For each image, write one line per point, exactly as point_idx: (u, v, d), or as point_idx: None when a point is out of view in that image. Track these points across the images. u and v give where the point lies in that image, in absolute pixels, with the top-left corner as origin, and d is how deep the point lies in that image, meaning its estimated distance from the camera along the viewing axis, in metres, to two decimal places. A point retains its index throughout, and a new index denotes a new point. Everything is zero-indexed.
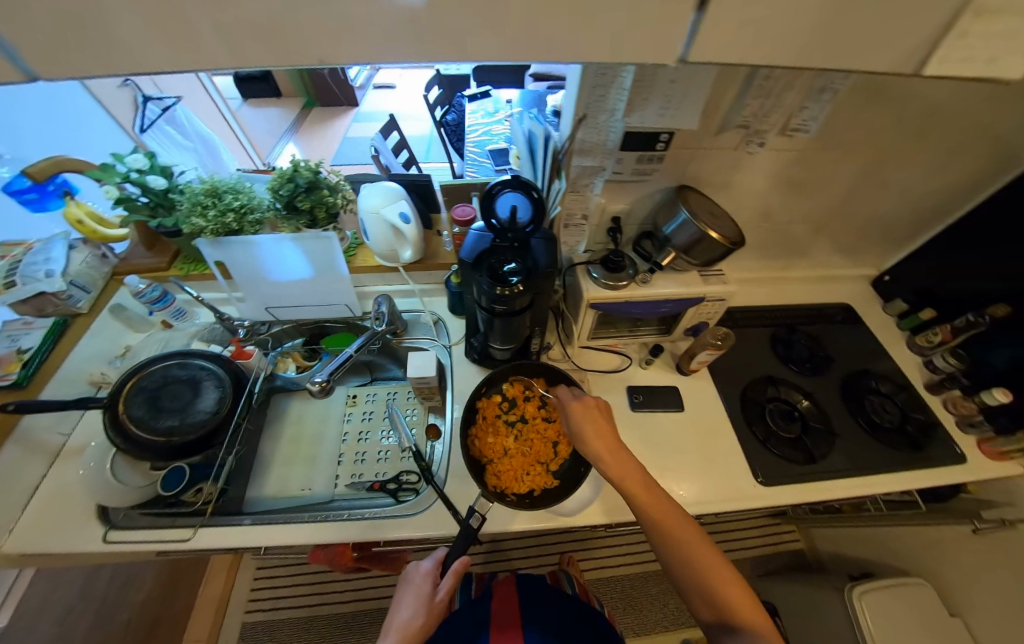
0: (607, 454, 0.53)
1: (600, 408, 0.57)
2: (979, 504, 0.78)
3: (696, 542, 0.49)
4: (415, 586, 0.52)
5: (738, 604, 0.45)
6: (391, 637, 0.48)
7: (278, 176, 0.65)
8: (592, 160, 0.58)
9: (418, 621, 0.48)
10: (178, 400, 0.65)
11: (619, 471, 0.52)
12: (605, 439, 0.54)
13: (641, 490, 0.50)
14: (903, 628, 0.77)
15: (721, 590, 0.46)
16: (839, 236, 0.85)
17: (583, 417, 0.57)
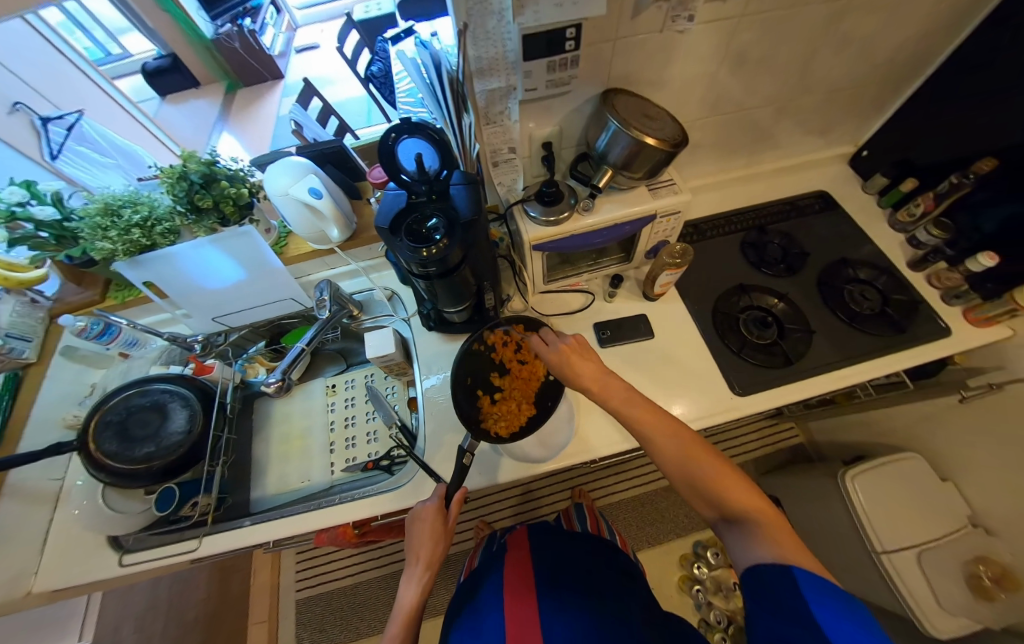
0: (590, 381, 0.51)
1: (579, 345, 0.53)
2: (967, 373, 0.77)
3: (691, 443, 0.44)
4: (420, 522, 0.50)
5: (745, 501, 0.39)
6: (415, 568, 0.48)
7: (165, 175, 0.58)
8: (498, 80, 0.50)
9: (438, 550, 0.49)
10: (147, 427, 0.64)
11: (601, 389, 0.50)
12: (585, 367, 0.51)
13: (626, 403, 0.48)
14: (893, 500, 0.80)
15: (723, 485, 0.40)
16: (803, 116, 0.76)
17: (562, 361, 0.53)
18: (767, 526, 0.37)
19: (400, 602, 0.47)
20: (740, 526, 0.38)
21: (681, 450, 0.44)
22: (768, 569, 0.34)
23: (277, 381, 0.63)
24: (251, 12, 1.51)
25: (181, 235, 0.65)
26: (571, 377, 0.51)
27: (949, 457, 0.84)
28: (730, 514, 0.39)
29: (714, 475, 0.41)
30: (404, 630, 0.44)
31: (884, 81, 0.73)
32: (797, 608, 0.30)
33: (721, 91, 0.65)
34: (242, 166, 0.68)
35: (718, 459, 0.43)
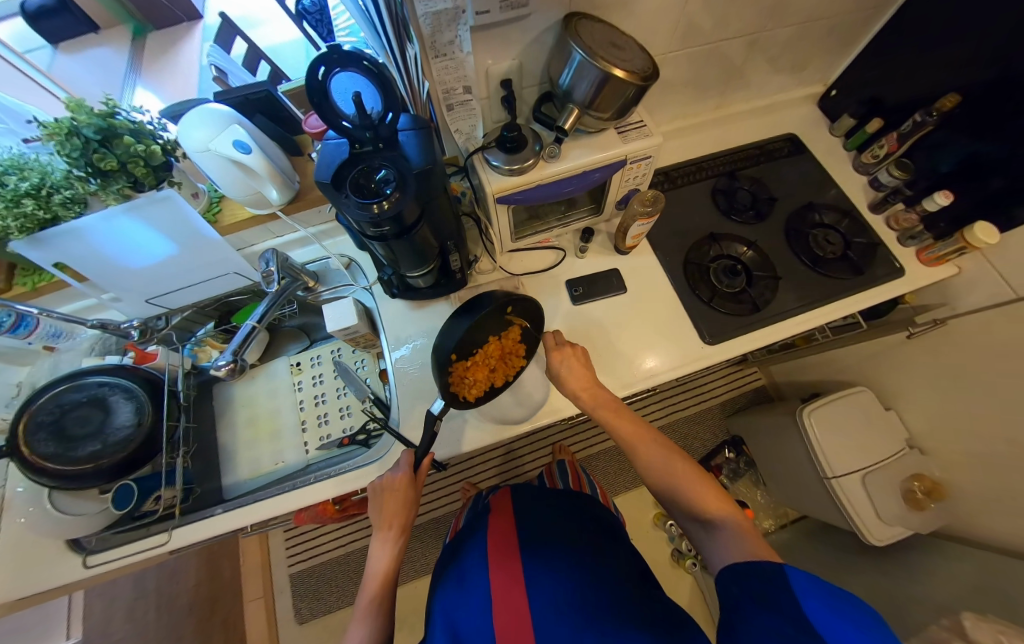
0: (582, 390, 0.54)
1: (580, 353, 0.56)
2: (914, 311, 0.82)
3: (669, 455, 0.49)
4: (387, 492, 0.50)
5: (715, 505, 0.44)
6: (385, 532, 0.49)
7: (46, 129, 0.46)
8: (444, 0, 0.42)
9: (404, 515, 0.50)
10: (88, 424, 0.59)
11: (594, 399, 0.54)
12: (579, 375, 0.54)
13: (614, 415, 0.53)
14: (844, 431, 0.87)
15: (695, 490, 0.45)
16: (774, 50, 0.72)
17: (559, 363, 0.55)
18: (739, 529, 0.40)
19: (372, 567, 0.49)
20: (714, 530, 0.42)
21: (661, 457, 0.49)
22: (756, 567, 0.34)
23: (229, 363, 0.57)
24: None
25: (88, 204, 0.56)
26: (568, 383, 0.54)
27: (894, 388, 0.91)
28: (705, 518, 0.44)
29: (689, 483, 0.46)
30: (380, 590, 0.47)
31: (858, 11, 0.69)
32: (788, 601, 0.30)
33: (694, 20, 0.59)
34: (150, 118, 0.57)
35: (694, 468, 0.48)
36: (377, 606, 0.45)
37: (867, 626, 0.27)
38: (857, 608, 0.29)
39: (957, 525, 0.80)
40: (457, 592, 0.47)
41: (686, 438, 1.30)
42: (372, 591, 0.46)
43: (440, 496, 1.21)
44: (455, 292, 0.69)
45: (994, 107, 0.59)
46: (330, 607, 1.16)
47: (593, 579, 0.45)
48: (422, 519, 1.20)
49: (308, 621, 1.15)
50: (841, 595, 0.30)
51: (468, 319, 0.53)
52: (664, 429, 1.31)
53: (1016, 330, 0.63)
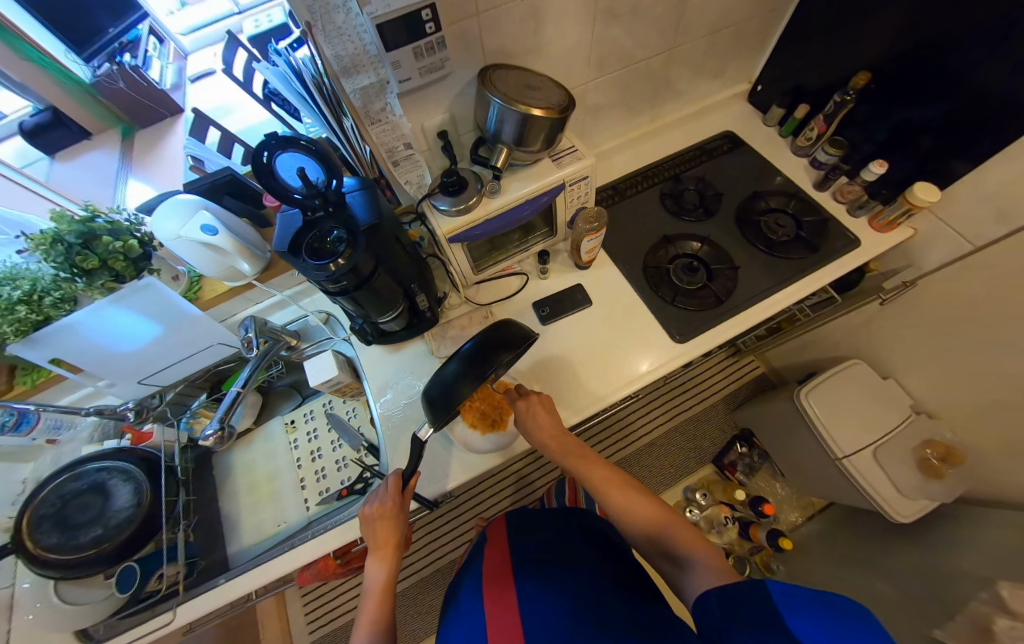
0: (551, 441, 0.54)
1: (545, 404, 0.56)
2: (884, 276, 0.83)
3: (643, 503, 0.49)
4: (380, 518, 0.50)
5: (689, 542, 0.43)
6: (376, 549, 0.50)
7: (33, 242, 0.51)
8: (367, 76, 0.48)
9: (397, 531, 0.51)
10: (89, 510, 0.60)
11: (562, 448, 0.54)
12: (546, 425, 0.54)
13: (581, 462, 0.54)
14: (843, 407, 0.86)
15: (668, 530, 0.45)
16: (693, 59, 0.78)
17: (525, 415, 0.55)
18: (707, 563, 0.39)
19: (370, 584, 0.49)
20: (689, 568, 0.40)
21: (635, 500, 0.49)
22: (742, 586, 0.31)
23: (216, 431, 0.60)
24: (128, 46, 0.86)
25: (79, 300, 0.60)
26: (535, 437, 0.55)
27: (886, 354, 0.90)
28: (681, 558, 0.42)
29: (667, 525, 0.46)
30: (378, 608, 0.47)
31: (761, 12, 0.74)
32: (768, 613, 0.28)
33: (605, 50, 0.65)
34: (126, 217, 0.62)
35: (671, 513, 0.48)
36: (378, 621, 0.45)
37: (853, 636, 0.24)
38: (844, 615, 0.26)
39: (982, 488, 0.77)
40: (456, 625, 0.46)
41: (694, 438, 1.27)
42: (371, 611, 0.46)
43: (454, 535, 1.19)
44: (428, 330, 0.71)
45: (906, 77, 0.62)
46: None
47: (586, 592, 0.44)
48: (440, 561, 1.17)
49: None
50: (824, 601, 0.28)
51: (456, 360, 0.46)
52: (671, 431, 1.28)
53: (983, 280, 0.63)
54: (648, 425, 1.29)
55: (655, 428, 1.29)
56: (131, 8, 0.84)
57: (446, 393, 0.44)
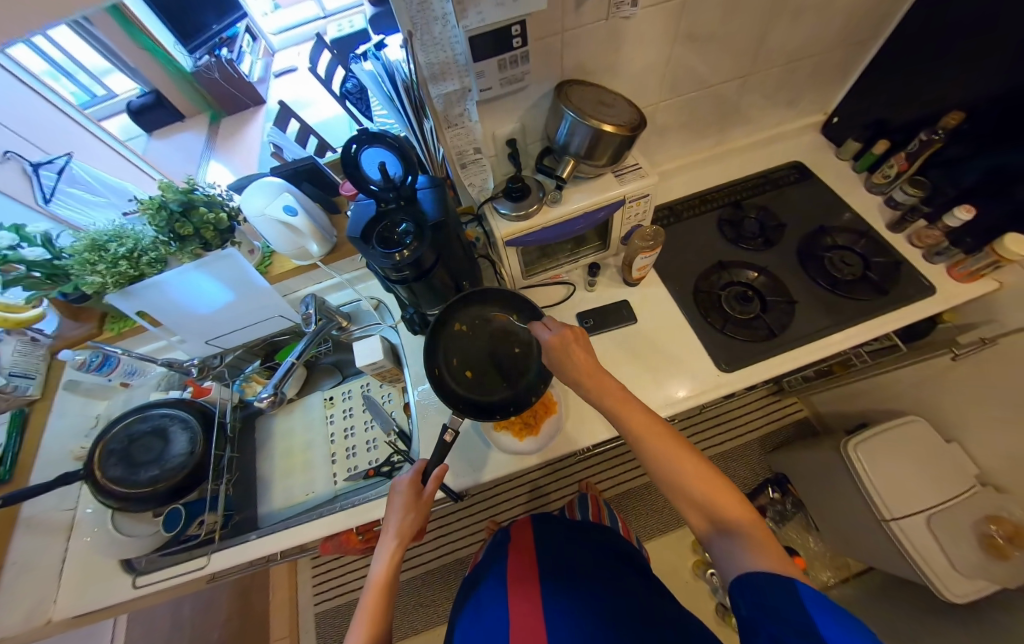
0: (585, 376, 0.47)
1: (578, 336, 0.50)
2: (959, 330, 0.77)
3: (689, 454, 0.41)
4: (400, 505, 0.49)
5: (732, 509, 0.37)
6: (387, 538, 0.47)
7: (143, 206, 0.60)
8: (452, 83, 0.51)
9: (409, 520, 0.49)
10: (150, 451, 0.66)
11: (595, 384, 0.47)
12: (581, 360, 0.48)
13: (617, 402, 0.45)
14: (896, 465, 0.80)
15: (708, 490, 0.38)
16: (768, 87, 0.76)
17: (561, 348, 0.49)
18: (755, 538, 0.35)
19: (373, 575, 0.46)
20: (728, 536, 0.36)
21: (672, 449, 0.41)
22: (763, 578, 0.31)
23: (270, 395, 0.64)
24: (227, 42, 0.99)
25: (169, 262, 0.67)
26: (565, 371, 0.49)
27: (952, 414, 0.83)
28: (721, 523, 0.37)
29: (710, 484, 0.39)
30: (380, 600, 0.44)
31: (845, 43, 0.72)
32: (797, 625, 0.27)
33: (679, 73, 0.65)
34: (221, 191, 0.70)
35: (715, 472, 0.40)
36: (379, 615, 0.43)
37: None
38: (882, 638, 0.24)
39: None
40: (476, 619, 0.46)
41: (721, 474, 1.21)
42: (372, 604, 0.43)
43: (464, 533, 1.19)
44: None
45: (1006, 121, 0.58)
46: None
47: (611, 598, 0.44)
48: (445, 559, 1.17)
49: None
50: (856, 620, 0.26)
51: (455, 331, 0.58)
52: None
53: None
54: None
55: None
56: (233, 10, 0.97)
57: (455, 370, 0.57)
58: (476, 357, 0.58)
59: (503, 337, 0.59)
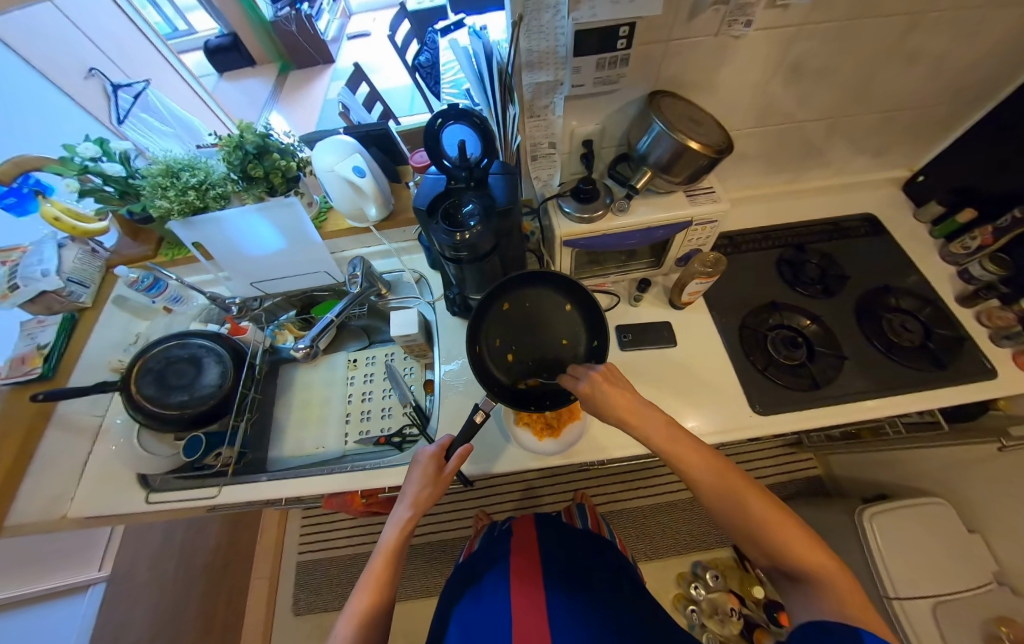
0: (627, 417, 0.44)
1: (611, 374, 0.47)
2: (1010, 420, 0.73)
3: (755, 500, 0.39)
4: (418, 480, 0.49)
5: (808, 557, 0.35)
6: (402, 507, 0.49)
7: (223, 142, 0.61)
8: (546, 74, 0.50)
9: (426, 493, 0.49)
10: (183, 377, 0.69)
11: (641, 424, 0.44)
12: (621, 400, 0.44)
13: (670, 447, 0.43)
14: (910, 544, 0.77)
15: (777, 539, 0.37)
16: (859, 133, 0.73)
17: (596, 393, 0.45)
18: (836, 590, 0.33)
19: (383, 539, 0.48)
20: (805, 587, 0.35)
21: (728, 499, 0.40)
22: (818, 626, 0.31)
23: (305, 347, 0.66)
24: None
25: (232, 201, 0.69)
26: (604, 411, 0.45)
27: (982, 505, 0.79)
28: (794, 573, 0.36)
29: (780, 532, 0.37)
30: (387, 565, 0.46)
31: (952, 101, 0.69)
32: None
33: (771, 103, 0.63)
34: (294, 142, 0.71)
35: (785, 518, 0.38)
36: (384, 578, 0.45)
37: None
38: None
39: None
40: (476, 606, 0.48)
41: None
42: (379, 567, 0.46)
43: (452, 517, 1.21)
44: None
45: None
46: (326, 605, 1.17)
47: (610, 613, 0.46)
48: (429, 538, 1.19)
49: (304, 614, 1.16)
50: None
51: (496, 308, 0.54)
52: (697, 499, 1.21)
53: None
54: (674, 483, 1.23)
55: (680, 489, 1.22)
56: None
57: (499, 358, 0.54)
58: (523, 343, 0.54)
59: (562, 326, 0.55)
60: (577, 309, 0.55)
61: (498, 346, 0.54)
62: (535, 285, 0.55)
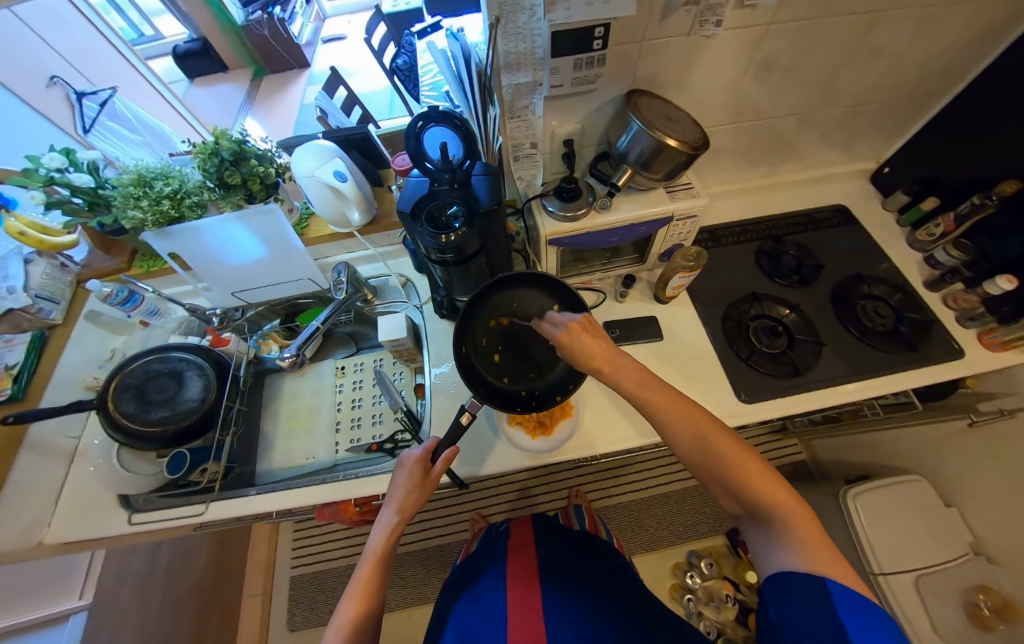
0: (602, 363, 0.45)
1: (588, 324, 0.47)
2: (978, 397, 0.76)
3: (724, 440, 0.39)
4: (405, 484, 0.49)
5: (770, 493, 0.36)
6: (388, 512, 0.48)
7: (197, 149, 0.59)
8: (525, 75, 0.51)
9: (413, 498, 0.49)
10: (164, 392, 0.66)
11: (614, 370, 0.45)
12: (594, 348, 0.45)
13: (639, 389, 0.44)
14: (893, 520, 0.80)
15: (742, 478, 0.37)
16: (828, 127, 0.76)
17: (570, 341, 0.46)
18: (797, 528, 0.34)
19: (372, 545, 0.48)
20: (767, 523, 0.35)
21: (696, 438, 0.40)
22: (794, 577, 0.32)
23: (292, 356, 0.65)
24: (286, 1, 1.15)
25: (208, 209, 0.67)
26: (578, 357, 0.45)
27: (956, 479, 0.83)
28: (757, 512, 0.36)
29: (745, 471, 0.38)
30: (375, 572, 0.46)
31: (912, 96, 0.72)
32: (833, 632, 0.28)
33: (744, 100, 0.65)
34: (270, 146, 0.69)
35: (754, 459, 0.39)
36: (373, 585, 0.45)
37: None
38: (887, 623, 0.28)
39: None
40: (474, 609, 0.48)
41: (711, 504, 1.21)
42: (368, 573, 0.45)
43: (448, 522, 1.20)
44: None
45: None
46: (323, 619, 1.14)
47: (610, 614, 0.46)
48: (427, 544, 1.18)
49: (300, 630, 1.14)
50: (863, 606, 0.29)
51: (484, 309, 0.54)
52: (690, 489, 1.23)
53: None
54: (666, 475, 1.25)
55: (673, 480, 1.24)
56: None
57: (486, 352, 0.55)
58: (512, 345, 0.55)
59: (547, 327, 0.55)
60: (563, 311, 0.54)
61: (482, 343, 0.54)
62: (518, 288, 0.54)
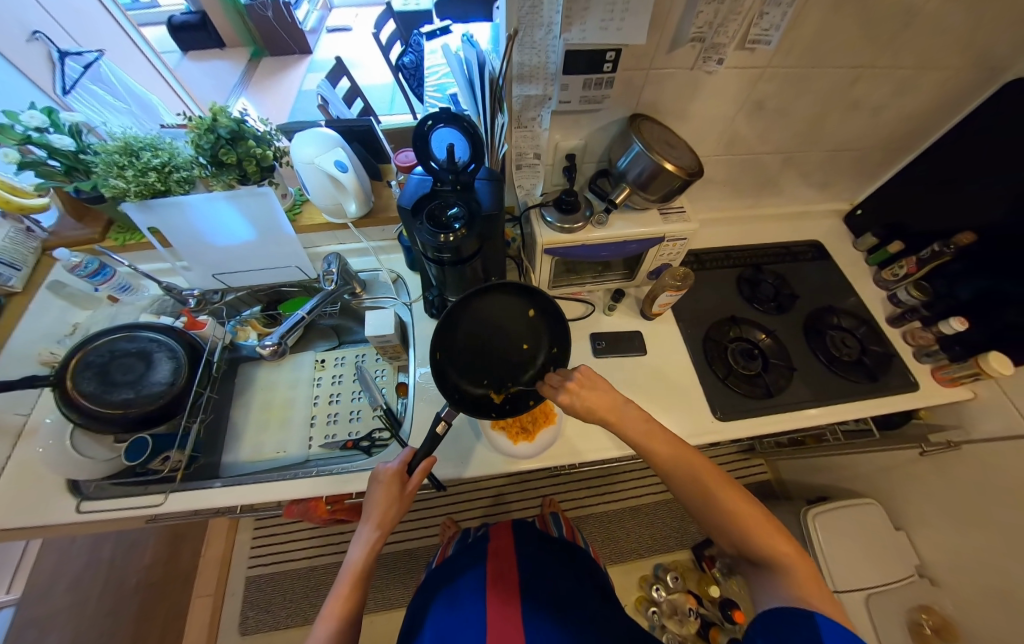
0: (607, 415, 0.47)
1: (585, 378, 0.49)
2: (928, 429, 0.82)
3: (724, 489, 0.41)
4: (382, 497, 0.48)
5: (770, 544, 0.38)
6: (365, 528, 0.47)
7: (193, 124, 0.57)
8: (535, 87, 0.52)
9: (392, 511, 0.48)
10: (130, 372, 0.63)
11: (624, 423, 0.47)
12: (599, 401, 0.47)
13: (642, 436, 0.46)
14: (847, 542, 0.84)
15: (745, 525, 0.39)
16: (811, 167, 0.81)
17: (572, 402, 0.47)
18: (798, 578, 0.35)
19: (349, 560, 0.46)
20: (765, 571, 0.37)
21: (695, 486, 0.42)
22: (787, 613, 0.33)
23: (273, 344, 0.63)
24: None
25: (196, 186, 0.64)
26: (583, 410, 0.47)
27: (906, 505, 0.88)
28: (754, 557, 0.38)
29: (746, 522, 0.39)
30: (353, 591, 0.44)
31: (887, 147, 0.78)
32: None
33: (737, 135, 0.69)
34: (269, 129, 0.68)
35: (751, 504, 0.41)
36: (349, 603, 0.43)
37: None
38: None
39: None
40: (450, 615, 0.47)
41: (679, 519, 1.24)
42: (345, 591, 0.44)
43: (418, 526, 1.17)
44: None
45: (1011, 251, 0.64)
46: (277, 622, 1.10)
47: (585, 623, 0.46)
48: (395, 548, 1.15)
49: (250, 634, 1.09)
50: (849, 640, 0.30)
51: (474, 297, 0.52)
52: (660, 503, 1.25)
53: None
54: (639, 488, 1.27)
55: (645, 494, 1.27)
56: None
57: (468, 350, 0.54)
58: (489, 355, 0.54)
59: (524, 331, 0.55)
60: (540, 319, 0.55)
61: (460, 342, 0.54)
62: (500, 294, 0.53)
